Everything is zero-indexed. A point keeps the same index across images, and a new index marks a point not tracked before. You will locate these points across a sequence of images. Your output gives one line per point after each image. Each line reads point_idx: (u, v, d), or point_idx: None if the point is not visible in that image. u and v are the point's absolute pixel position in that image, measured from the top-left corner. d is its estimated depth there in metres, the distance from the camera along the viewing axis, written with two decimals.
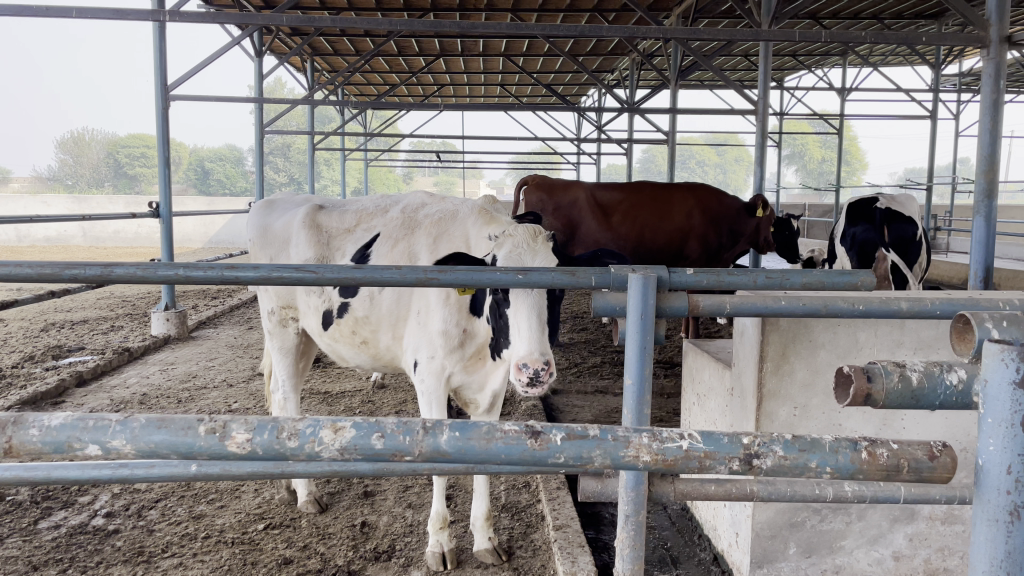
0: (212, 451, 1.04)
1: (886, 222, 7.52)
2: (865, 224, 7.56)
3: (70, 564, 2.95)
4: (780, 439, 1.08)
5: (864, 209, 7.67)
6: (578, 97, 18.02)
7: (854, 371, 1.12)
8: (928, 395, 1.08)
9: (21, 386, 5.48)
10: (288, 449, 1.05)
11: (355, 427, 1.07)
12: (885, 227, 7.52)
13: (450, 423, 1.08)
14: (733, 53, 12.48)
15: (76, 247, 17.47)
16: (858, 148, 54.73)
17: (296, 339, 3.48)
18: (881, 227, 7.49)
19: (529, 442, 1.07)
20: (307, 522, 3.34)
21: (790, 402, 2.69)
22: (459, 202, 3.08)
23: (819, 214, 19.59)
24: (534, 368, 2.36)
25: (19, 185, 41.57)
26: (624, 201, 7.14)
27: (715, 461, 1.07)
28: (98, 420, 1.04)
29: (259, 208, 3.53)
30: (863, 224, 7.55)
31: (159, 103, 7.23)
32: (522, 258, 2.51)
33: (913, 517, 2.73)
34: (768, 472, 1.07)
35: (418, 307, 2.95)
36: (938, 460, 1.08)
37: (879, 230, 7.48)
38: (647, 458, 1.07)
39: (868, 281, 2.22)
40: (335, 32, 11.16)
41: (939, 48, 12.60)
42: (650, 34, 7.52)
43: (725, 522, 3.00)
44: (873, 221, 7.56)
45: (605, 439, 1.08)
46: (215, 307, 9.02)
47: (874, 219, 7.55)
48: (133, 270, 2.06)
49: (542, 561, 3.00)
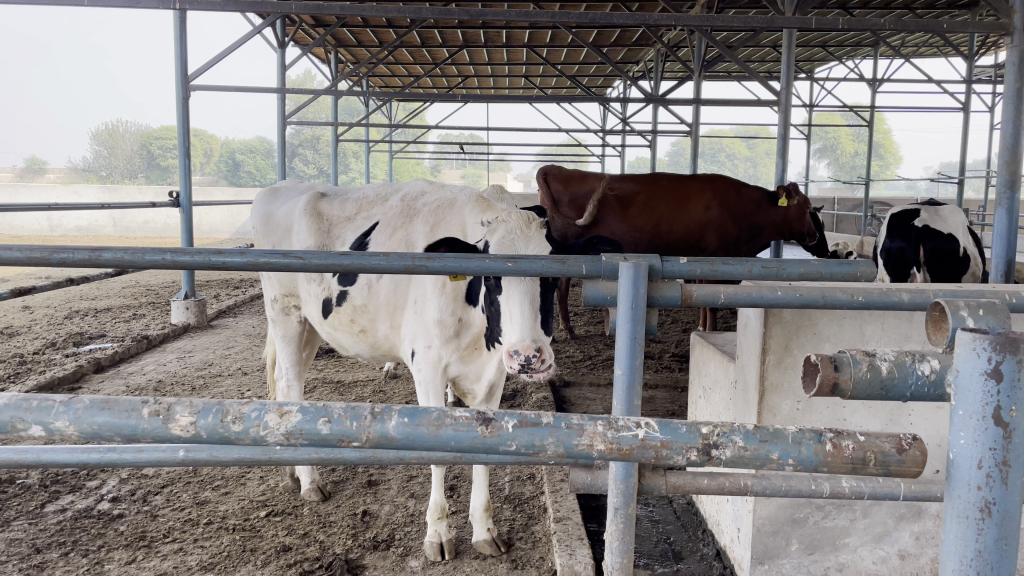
0: (156, 434, 1.02)
1: (922, 239, 6.99)
2: (900, 239, 7.10)
3: (73, 548, 2.98)
4: (742, 429, 1.04)
5: (902, 222, 7.10)
6: (603, 88, 17.90)
7: (822, 360, 1.07)
8: (898, 384, 1.03)
9: (39, 372, 5.56)
10: (232, 433, 1.03)
11: (302, 411, 1.04)
12: (920, 246, 7.02)
13: (400, 409, 1.05)
14: (760, 44, 12.34)
15: (106, 237, 17.74)
16: (891, 141, 53.91)
17: (298, 328, 3.48)
18: (915, 245, 7.01)
19: (480, 429, 1.04)
20: (309, 510, 3.34)
21: (793, 396, 2.62)
22: (458, 190, 3.05)
23: (849, 208, 19.27)
24: (526, 355, 2.31)
25: (54, 176, 42.36)
26: (640, 192, 7.08)
27: (672, 451, 1.03)
28: (42, 401, 1.02)
29: (263, 196, 3.53)
30: (897, 240, 7.11)
31: (178, 93, 7.29)
32: (514, 244, 2.47)
33: (920, 515, 2.66)
34: (727, 463, 1.03)
35: (415, 296, 2.93)
36: (907, 454, 1.04)
37: (913, 247, 7.04)
38: (601, 447, 1.03)
39: (868, 271, 2.15)
40: (359, 23, 11.21)
41: (972, 39, 12.30)
42: (664, 22, 7.39)
43: (728, 517, 2.94)
44: (908, 237, 7.06)
45: (559, 427, 1.04)
46: (236, 296, 9.10)
47: (909, 236, 7.05)
48: (121, 255, 2.03)
49: (541, 553, 2.97)
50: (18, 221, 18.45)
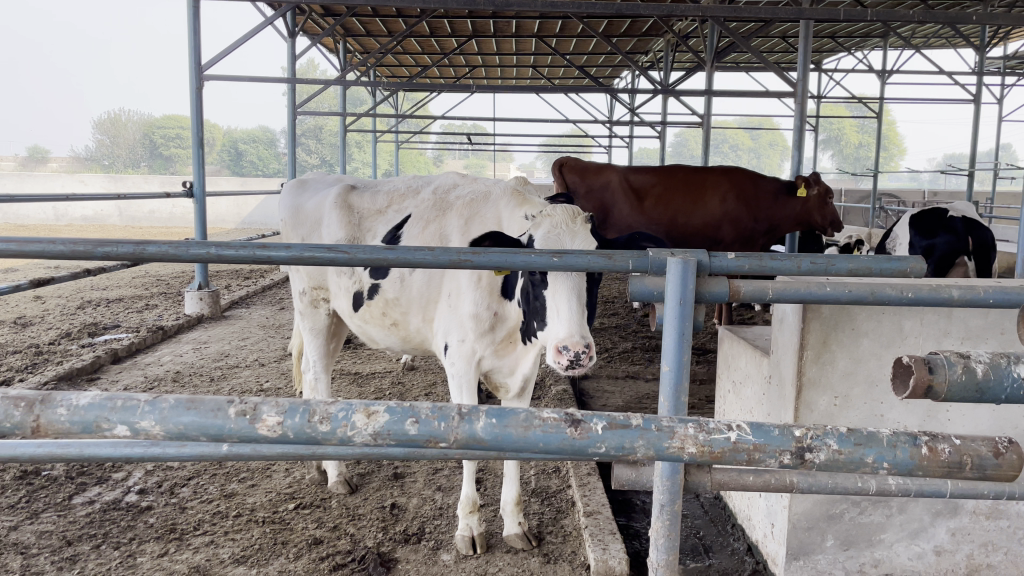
0: (243, 434, 1.01)
1: (968, 228, 6.60)
2: (945, 233, 6.67)
3: (104, 540, 2.97)
4: (834, 432, 1.03)
5: (940, 221, 6.78)
6: (610, 78, 17.82)
7: (915, 362, 1.05)
8: (993, 387, 1.03)
9: (57, 363, 5.56)
10: (320, 433, 1.02)
11: (389, 412, 1.03)
12: (969, 235, 6.59)
13: (487, 409, 1.04)
14: (770, 35, 12.23)
15: (112, 226, 17.73)
16: (896, 133, 53.75)
17: (327, 320, 3.48)
18: (963, 234, 6.58)
19: (569, 431, 1.03)
20: (337, 503, 3.34)
21: (830, 391, 2.61)
22: (492, 182, 3.03)
23: (856, 199, 19.17)
24: (575, 351, 2.30)
25: (57, 165, 42.27)
26: (656, 184, 7.06)
27: (764, 454, 1.02)
28: (127, 400, 1.02)
29: (290, 188, 3.52)
30: (943, 234, 6.67)
31: (192, 83, 7.26)
32: (560, 240, 2.46)
33: (956, 512, 2.64)
34: (821, 467, 1.02)
35: (449, 289, 2.92)
36: (1004, 457, 1.02)
37: (960, 237, 6.60)
38: (693, 450, 1.02)
39: (918, 268, 2.12)
40: (367, 12, 11.12)
41: (984, 30, 12.16)
42: (685, 12, 7.31)
43: (761, 512, 2.94)
44: (953, 229, 6.65)
45: (649, 429, 1.03)
46: (246, 287, 9.09)
47: (955, 228, 6.64)
48: (164, 248, 2.00)
49: (573, 548, 2.96)
50: (23, 211, 18.41)
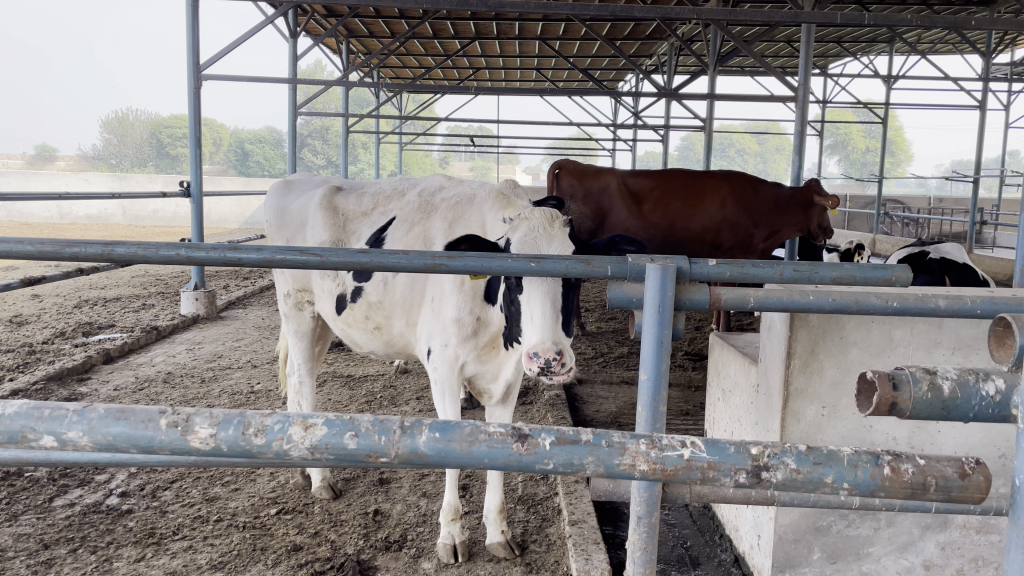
0: (174, 446, 0.97)
1: (946, 269, 6.41)
2: (924, 275, 6.47)
3: (81, 543, 2.94)
4: (793, 450, 0.98)
5: (917, 263, 6.61)
6: (615, 81, 17.77)
7: (879, 377, 1.00)
8: (961, 405, 0.97)
9: (48, 362, 5.53)
10: (255, 447, 0.98)
11: (326, 425, 0.99)
12: (945, 275, 6.41)
13: (430, 424, 1.00)
14: (775, 38, 12.14)
15: (115, 225, 17.75)
16: (903, 140, 53.51)
17: (312, 323, 3.44)
18: (940, 275, 6.40)
19: (515, 447, 0.98)
20: (319, 509, 3.30)
21: (817, 402, 2.56)
22: (477, 186, 2.99)
23: (861, 205, 19.05)
24: (546, 358, 2.25)
25: (65, 163, 42.51)
26: (655, 188, 6.98)
27: (719, 473, 0.97)
28: (55, 409, 0.98)
29: (276, 188, 3.48)
30: (921, 276, 6.48)
31: (189, 82, 7.24)
32: (537, 243, 2.42)
33: (946, 525, 2.58)
34: (778, 486, 0.96)
35: (432, 294, 2.88)
36: (970, 479, 0.98)
37: (938, 278, 6.40)
38: (645, 468, 0.97)
39: (903, 277, 2.07)
40: (370, 13, 11.11)
41: (991, 35, 12.01)
42: (685, 15, 7.26)
43: (748, 523, 2.89)
44: (931, 271, 6.47)
45: (599, 445, 0.98)
46: (245, 287, 9.06)
47: (932, 268, 6.47)
48: (134, 250, 1.95)
49: (556, 557, 2.91)
50: (28, 208, 18.45)
